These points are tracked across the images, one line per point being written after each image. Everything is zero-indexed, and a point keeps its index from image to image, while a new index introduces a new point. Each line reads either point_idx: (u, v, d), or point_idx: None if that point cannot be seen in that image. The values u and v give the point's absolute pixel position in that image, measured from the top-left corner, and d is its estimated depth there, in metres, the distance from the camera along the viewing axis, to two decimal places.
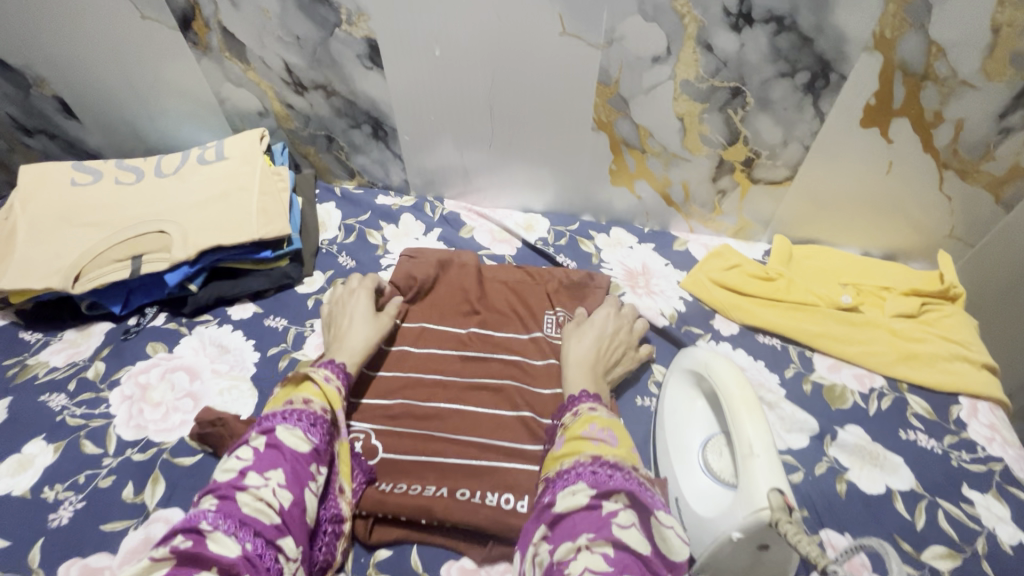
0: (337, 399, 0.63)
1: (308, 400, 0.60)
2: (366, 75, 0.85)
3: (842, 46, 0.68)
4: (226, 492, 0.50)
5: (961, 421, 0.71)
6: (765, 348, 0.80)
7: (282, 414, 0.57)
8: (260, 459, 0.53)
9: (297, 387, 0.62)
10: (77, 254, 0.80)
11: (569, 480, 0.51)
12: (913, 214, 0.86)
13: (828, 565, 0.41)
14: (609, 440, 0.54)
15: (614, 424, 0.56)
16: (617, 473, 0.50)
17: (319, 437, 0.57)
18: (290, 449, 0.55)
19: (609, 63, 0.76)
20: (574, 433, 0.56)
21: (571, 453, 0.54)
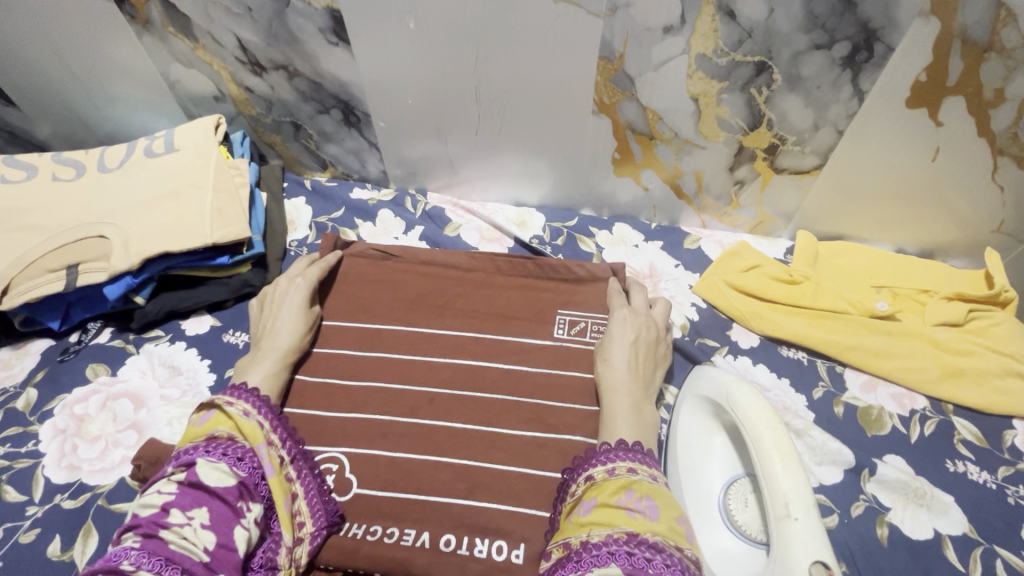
0: (254, 432, 0.54)
1: (232, 437, 0.52)
2: (331, 53, 0.74)
3: (893, 10, 0.57)
4: (148, 528, 0.44)
5: (1015, 449, 0.62)
6: (789, 363, 0.70)
7: (202, 447, 0.50)
8: (180, 494, 0.47)
9: (213, 418, 0.54)
10: (4, 264, 0.70)
11: (598, 559, 0.43)
12: (958, 206, 0.75)
13: None
14: (647, 513, 0.46)
15: (656, 490, 0.47)
16: (658, 556, 0.43)
17: (245, 469, 0.50)
18: (213, 484, 0.48)
19: (612, 35, 0.65)
20: (606, 500, 0.47)
21: (600, 525, 0.46)
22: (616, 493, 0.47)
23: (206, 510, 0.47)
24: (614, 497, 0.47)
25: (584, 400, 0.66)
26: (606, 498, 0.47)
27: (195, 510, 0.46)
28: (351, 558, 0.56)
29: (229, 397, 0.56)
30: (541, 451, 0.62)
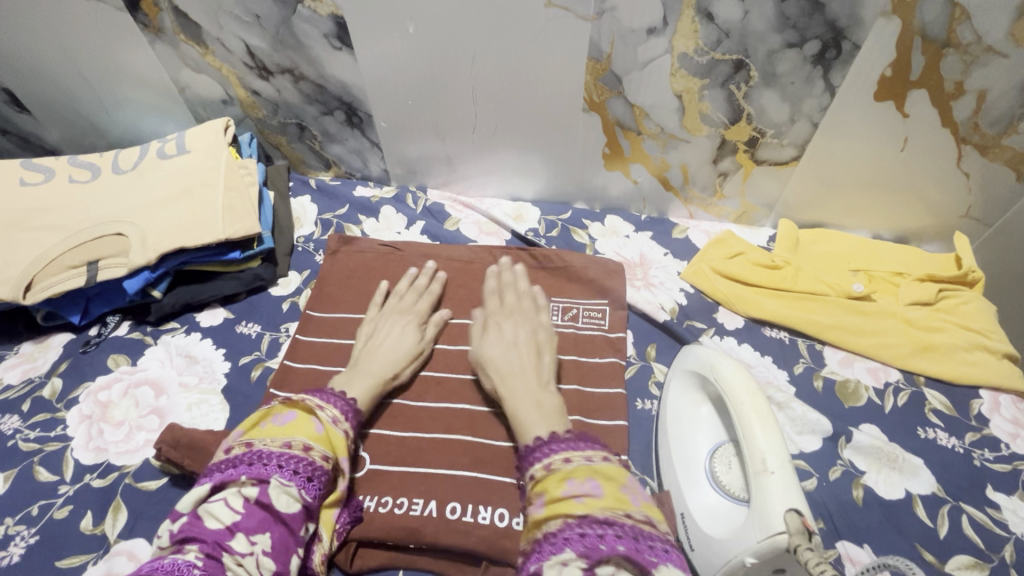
0: (341, 446, 0.56)
1: (310, 450, 0.53)
2: (335, 57, 0.78)
3: (857, 10, 0.62)
4: (212, 548, 0.44)
5: (982, 416, 0.67)
6: (772, 342, 0.75)
7: (277, 461, 0.51)
8: (248, 516, 0.47)
9: (296, 423, 0.55)
10: (27, 261, 0.74)
11: (555, 548, 0.43)
12: (929, 193, 0.80)
13: None
14: (592, 493, 0.46)
15: (592, 469, 0.48)
16: (609, 531, 0.43)
17: (312, 495, 0.51)
18: (281, 509, 0.49)
19: (599, 36, 0.69)
20: (551, 493, 0.47)
21: (552, 516, 0.46)
22: (560, 485, 0.48)
23: (270, 536, 0.47)
24: (559, 489, 0.47)
25: (579, 380, 0.71)
26: (553, 492, 0.47)
27: (260, 535, 0.46)
28: (366, 528, 0.60)
29: (317, 403, 0.57)
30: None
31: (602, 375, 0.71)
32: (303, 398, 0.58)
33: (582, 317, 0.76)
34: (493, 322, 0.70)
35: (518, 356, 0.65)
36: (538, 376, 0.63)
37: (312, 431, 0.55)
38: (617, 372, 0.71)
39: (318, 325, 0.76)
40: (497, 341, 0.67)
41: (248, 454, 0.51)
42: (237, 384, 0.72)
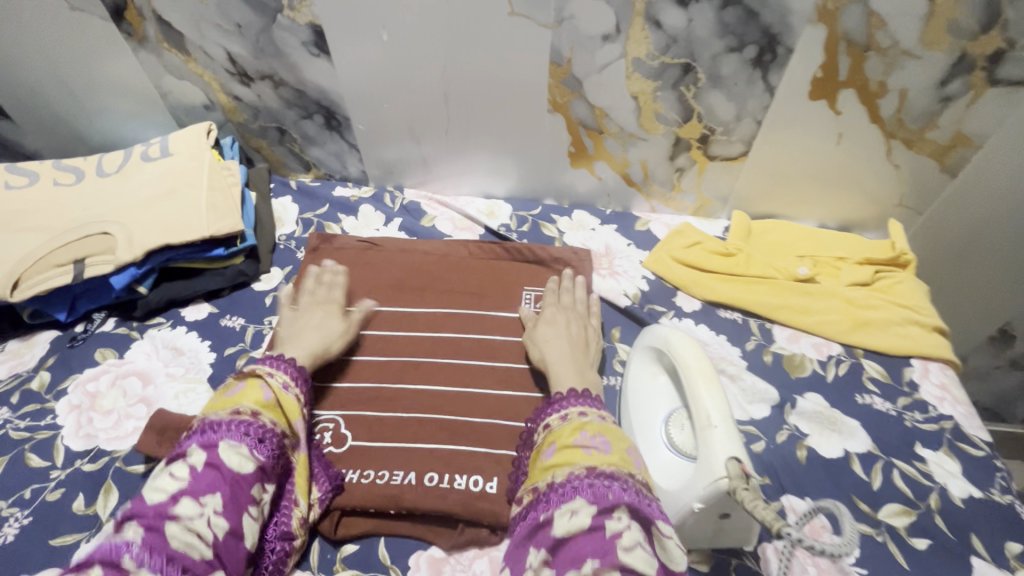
0: (294, 409, 0.60)
1: (258, 416, 0.55)
2: (313, 63, 0.82)
3: (787, 18, 0.69)
4: (153, 520, 0.46)
5: (913, 383, 0.74)
6: (726, 322, 0.81)
7: (229, 426, 0.53)
8: (197, 479, 0.49)
9: (244, 390, 0.57)
10: (13, 261, 0.76)
11: (565, 496, 0.48)
12: (866, 184, 0.88)
13: (782, 530, 0.41)
14: (601, 447, 0.52)
15: (605, 429, 0.54)
16: (614, 484, 0.48)
17: (263, 455, 0.53)
18: (232, 469, 0.51)
19: (560, 43, 0.75)
20: (565, 442, 0.54)
21: (562, 464, 0.51)
22: (573, 435, 0.54)
23: (221, 496, 0.49)
24: (571, 439, 0.54)
25: None
26: (565, 441, 0.54)
27: (209, 497, 0.48)
28: (348, 500, 0.63)
29: (265, 370, 0.61)
30: (515, 402, 0.71)
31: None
32: (254, 367, 0.60)
33: None
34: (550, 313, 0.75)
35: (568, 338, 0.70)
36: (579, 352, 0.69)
37: (260, 397, 0.57)
38: None
39: None
40: (559, 326, 0.72)
41: (201, 422, 0.54)
42: (221, 373, 0.75)
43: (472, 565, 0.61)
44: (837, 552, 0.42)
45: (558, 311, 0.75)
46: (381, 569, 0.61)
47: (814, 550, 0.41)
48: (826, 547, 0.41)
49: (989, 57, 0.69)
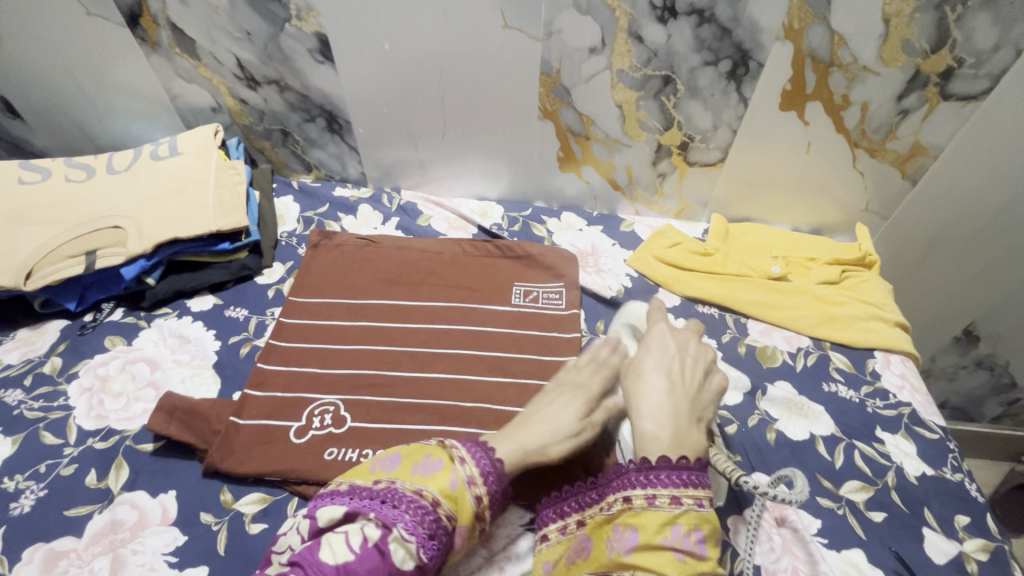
0: (472, 510, 0.55)
1: (436, 506, 0.53)
2: (317, 69, 0.87)
3: (757, 35, 0.75)
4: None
5: (875, 372, 0.79)
6: (704, 317, 0.86)
7: (406, 509, 0.51)
8: (361, 558, 0.49)
9: (438, 472, 0.55)
10: (27, 252, 0.80)
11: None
12: (834, 191, 0.94)
13: (744, 479, 0.55)
14: (695, 552, 0.49)
15: (703, 522, 0.51)
16: None
17: (426, 555, 0.51)
18: (394, 560, 0.50)
19: (549, 55, 0.81)
20: (651, 540, 0.50)
21: (646, 568, 0.49)
22: (661, 532, 0.50)
23: None
24: (660, 537, 0.50)
25: (538, 351, 0.80)
26: (650, 537, 0.50)
27: None
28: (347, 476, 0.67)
29: (466, 455, 0.57)
30: (504, 387, 0.76)
31: (557, 346, 0.81)
32: (454, 447, 0.57)
33: (542, 297, 0.86)
34: (659, 332, 0.67)
35: (672, 385, 0.60)
36: (687, 408, 0.58)
37: (447, 485, 0.54)
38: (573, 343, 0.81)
39: (300, 309, 0.84)
40: (664, 361, 0.63)
41: (384, 489, 0.53)
42: (227, 360, 0.78)
43: None
44: (791, 499, 0.54)
45: (670, 337, 0.66)
46: None
47: (774, 496, 0.54)
48: (782, 494, 0.54)
49: (940, 74, 0.75)
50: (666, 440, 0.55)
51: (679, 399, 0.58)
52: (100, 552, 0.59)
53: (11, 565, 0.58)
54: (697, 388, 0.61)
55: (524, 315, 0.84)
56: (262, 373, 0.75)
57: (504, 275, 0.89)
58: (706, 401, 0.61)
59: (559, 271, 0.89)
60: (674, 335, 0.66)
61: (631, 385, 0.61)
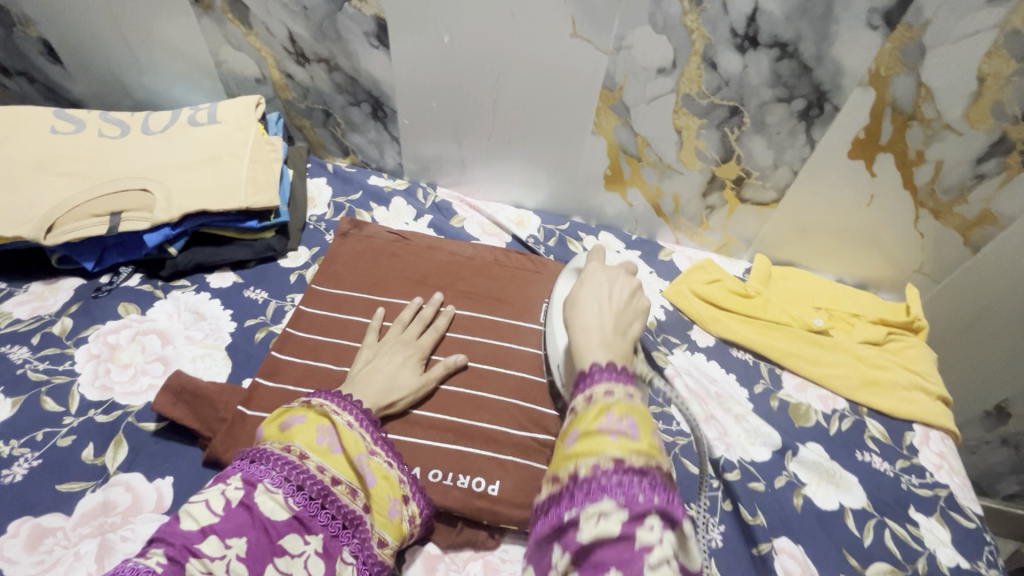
0: (356, 444, 0.57)
1: (305, 459, 0.54)
2: (371, 54, 0.84)
3: (839, 77, 0.70)
4: (177, 552, 0.46)
5: (912, 447, 0.75)
6: (737, 362, 0.82)
7: (269, 466, 0.53)
8: (227, 518, 0.49)
9: (305, 425, 0.57)
10: (50, 204, 0.77)
11: (590, 496, 0.47)
12: (887, 247, 0.90)
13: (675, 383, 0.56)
14: (629, 432, 0.49)
15: (634, 409, 0.51)
16: (644, 480, 0.46)
17: (298, 503, 0.52)
18: (263, 514, 0.50)
19: (615, 70, 0.77)
20: (588, 428, 0.51)
21: (585, 454, 0.49)
22: (598, 419, 0.51)
23: (244, 540, 0.48)
24: (596, 423, 0.50)
25: None
26: (588, 425, 0.51)
27: (234, 539, 0.48)
28: None
29: (333, 408, 0.59)
30: (524, 413, 0.72)
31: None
32: (322, 402, 0.60)
33: None
34: (594, 269, 0.68)
35: (605, 306, 0.61)
36: (613, 322, 0.60)
37: (313, 439, 0.56)
38: None
39: (320, 298, 0.80)
40: (595, 290, 0.64)
41: (253, 451, 0.55)
42: (241, 343, 0.76)
43: (466, 567, 0.62)
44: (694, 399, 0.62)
45: (602, 271, 0.67)
46: None
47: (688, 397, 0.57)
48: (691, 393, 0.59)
49: None
50: (596, 348, 0.57)
51: (607, 317, 0.60)
52: (88, 534, 0.56)
53: None
54: (624, 305, 0.63)
55: None
56: (276, 363, 0.72)
57: (536, 290, 0.86)
58: (634, 316, 0.63)
59: None
60: (605, 269, 0.67)
61: (569, 314, 0.62)
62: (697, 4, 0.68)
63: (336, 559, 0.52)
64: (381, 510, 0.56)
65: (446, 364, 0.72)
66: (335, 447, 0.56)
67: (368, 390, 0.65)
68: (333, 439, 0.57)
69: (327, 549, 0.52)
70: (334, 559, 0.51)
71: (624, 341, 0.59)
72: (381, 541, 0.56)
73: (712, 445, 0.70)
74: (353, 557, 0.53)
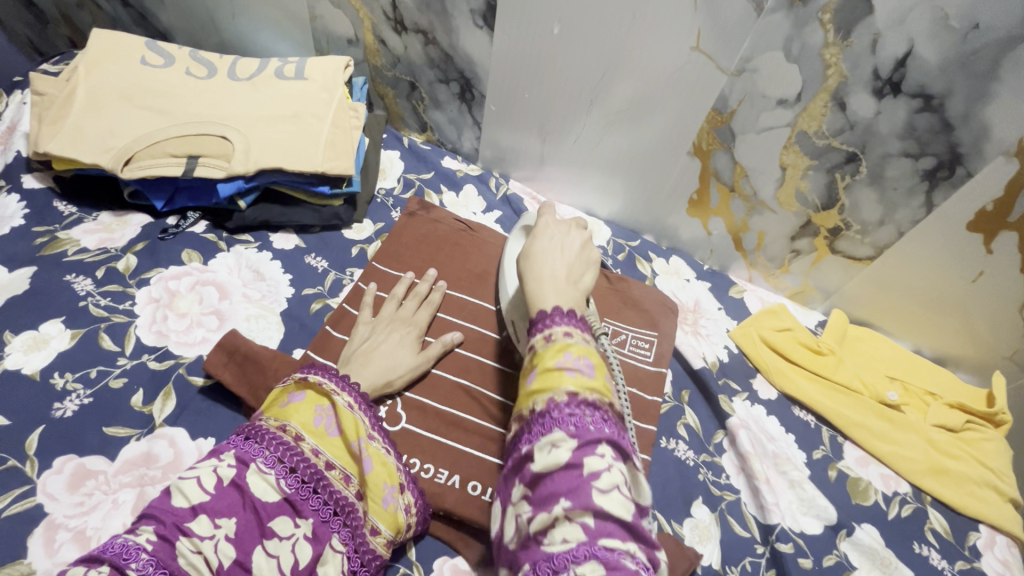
0: (355, 427, 0.54)
1: (300, 441, 0.51)
2: (472, 33, 0.80)
3: (983, 142, 0.63)
4: (168, 531, 0.43)
5: (976, 549, 0.70)
6: (798, 423, 0.78)
7: (264, 445, 0.50)
8: (218, 496, 0.46)
9: (303, 404, 0.53)
10: (130, 138, 0.76)
11: (545, 428, 0.45)
12: (980, 329, 0.79)
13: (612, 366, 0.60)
14: (585, 371, 0.47)
15: (590, 350, 0.49)
16: (595, 412, 0.45)
17: (290, 486, 0.49)
18: (254, 495, 0.47)
19: (730, 92, 0.71)
20: (546, 364, 0.49)
21: (543, 391, 0.47)
22: (557, 357, 0.49)
23: (235, 520, 0.45)
24: (555, 361, 0.48)
25: None
26: (548, 363, 0.48)
27: (224, 518, 0.45)
28: None
29: (333, 386, 0.55)
30: None
31: (635, 408, 0.73)
32: (319, 378, 0.55)
33: (633, 347, 0.79)
34: (547, 222, 0.65)
35: (560, 257, 0.60)
36: (566, 273, 0.58)
37: (309, 420, 0.53)
38: (653, 410, 0.74)
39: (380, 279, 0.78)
40: (550, 242, 0.61)
41: (248, 426, 0.52)
42: (298, 311, 0.74)
43: None
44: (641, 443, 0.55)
45: (553, 224, 0.64)
46: (404, 564, 0.59)
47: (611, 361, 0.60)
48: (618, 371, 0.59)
49: None
50: (550, 296, 0.55)
51: (560, 265, 0.58)
52: (127, 484, 0.55)
53: (39, 470, 0.55)
54: (577, 255, 0.61)
55: (611, 362, 0.77)
56: (328, 340, 0.71)
57: (599, 307, 0.82)
58: (586, 266, 0.61)
59: (657, 320, 0.82)
60: (557, 223, 0.64)
61: (523, 266, 0.60)
62: (843, 37, 0.62)
63: (324, 545, 0.49)
64: (375, 496, 0.53)
65: (443, 343, 0.71)
66: (332, 429, 0.53)
67: (374, 370, 0.64)
68: (331, 421, 0.53)
69: (316, 534, 0.49)
70: (321, 544, 0.49)
71: (575, 291, 0.57)
72: (373, 528, 0.52)
73: (768, 509, 0.67)
74: (343, 545, 0.50)
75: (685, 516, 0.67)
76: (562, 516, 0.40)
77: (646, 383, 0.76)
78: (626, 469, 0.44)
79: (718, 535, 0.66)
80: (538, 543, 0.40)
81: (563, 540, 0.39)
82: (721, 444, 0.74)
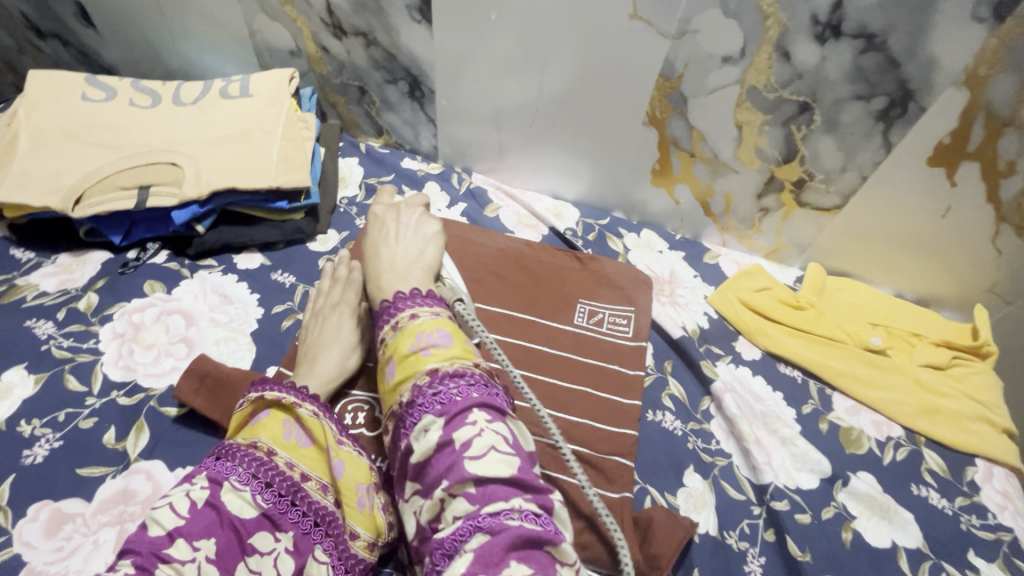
0: (325, 434, 0.53)
1: (274, 455, 0.50)
2: (412, 29, 0.79)
3: (931, 75, 0.62)
4: (146, 560, 0.42)
5: (974, 484, 0.69)
6: (785, 380, 0.77)
7: (238, 462, 0.48)
8: (194, 518, 0.45)
9: (268, 421, 0.52)
10: (78, 175, 0.75)
11: (415, 416, 0.46)
12: (956, 264, 0.79)
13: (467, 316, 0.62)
14: (440, 343, 0.50)
15: (440, 322, 0.52)
16: (461, 381, 0.46)
17: (267, 501, 0.48)
18: (231, 513, 0.46)
19: (675, 56, 0.71)
20: (402, 352, 0.50)
21: (405, 379, 0.49)
22: (410, 341, 0.51)
23: (213, 541, 0.45)
24: (408, 346, 0.50)
25: (596, 386, 0.72)
26: (402, 351, 0.50)
27: (203, 541, 0.44)
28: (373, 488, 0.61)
29: (296, 399, 0.54)
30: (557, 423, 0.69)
31: (618, 385, 0.73)
32: (280, 394, 0.54)
33: (611, 323, 0.78)
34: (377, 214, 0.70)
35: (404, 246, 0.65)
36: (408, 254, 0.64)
37: (278, 434, 0.52)
38: (636, 386, 0.73)
39: None
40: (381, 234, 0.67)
41: (216, 446, 0.50)
42: (268, 328, 0.73)
43: None
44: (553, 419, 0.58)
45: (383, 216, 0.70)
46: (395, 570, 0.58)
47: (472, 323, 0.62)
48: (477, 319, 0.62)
49: None
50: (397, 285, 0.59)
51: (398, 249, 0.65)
52: (107, 522, 0.54)
53: (14, 519, 0.54)
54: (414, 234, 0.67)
55: (592, 342, 0.76)
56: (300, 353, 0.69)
57: (574, 288, 0.81)
58: (425, 242, 0.67)
59: (633, 295, 0.81)
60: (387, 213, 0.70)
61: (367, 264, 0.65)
62: None
63: (307, 556, 0.48)
64: (352, 501, 0.52)
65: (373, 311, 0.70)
66: (303, 441, 0.53)
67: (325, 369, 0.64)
68: (300, 433, 0.53)
69: (298, 546, 0.48)
70: (304, 556, 0.48)
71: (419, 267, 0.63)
72: (353, 533, 0.52)
73: (761, 470, 0.67)
74: (327, 555, 0.49)
75: (678, 487, 0.67)
76: (446, 497, 0.42)
77: (627, 358, 0.75)
78: (507, 425, 0.46)
79: (712, 502, 0.65)
80: (434, 533, 0.43)
81: (453, 519, 0.42)
82: (709, 411, 0.73)
